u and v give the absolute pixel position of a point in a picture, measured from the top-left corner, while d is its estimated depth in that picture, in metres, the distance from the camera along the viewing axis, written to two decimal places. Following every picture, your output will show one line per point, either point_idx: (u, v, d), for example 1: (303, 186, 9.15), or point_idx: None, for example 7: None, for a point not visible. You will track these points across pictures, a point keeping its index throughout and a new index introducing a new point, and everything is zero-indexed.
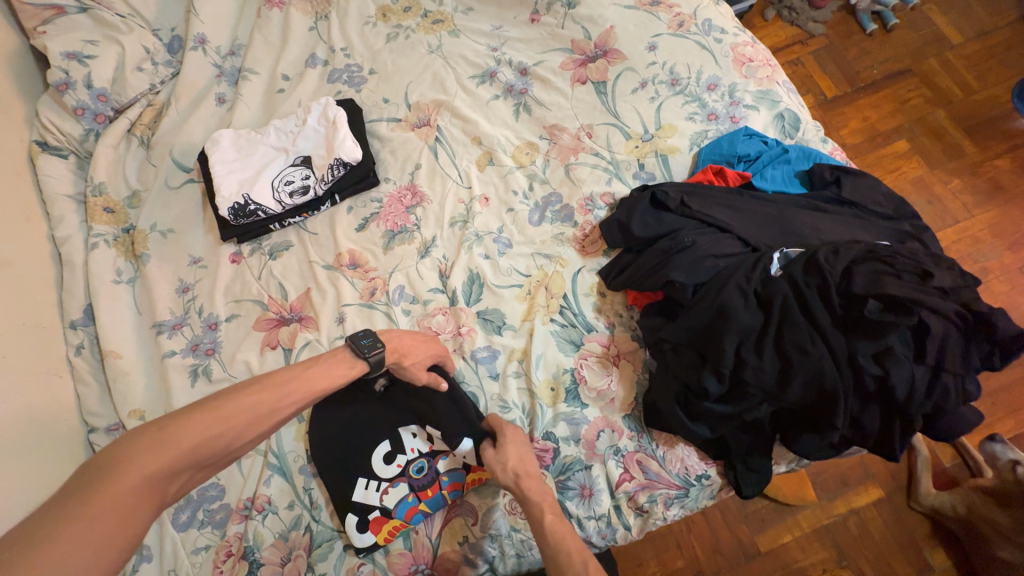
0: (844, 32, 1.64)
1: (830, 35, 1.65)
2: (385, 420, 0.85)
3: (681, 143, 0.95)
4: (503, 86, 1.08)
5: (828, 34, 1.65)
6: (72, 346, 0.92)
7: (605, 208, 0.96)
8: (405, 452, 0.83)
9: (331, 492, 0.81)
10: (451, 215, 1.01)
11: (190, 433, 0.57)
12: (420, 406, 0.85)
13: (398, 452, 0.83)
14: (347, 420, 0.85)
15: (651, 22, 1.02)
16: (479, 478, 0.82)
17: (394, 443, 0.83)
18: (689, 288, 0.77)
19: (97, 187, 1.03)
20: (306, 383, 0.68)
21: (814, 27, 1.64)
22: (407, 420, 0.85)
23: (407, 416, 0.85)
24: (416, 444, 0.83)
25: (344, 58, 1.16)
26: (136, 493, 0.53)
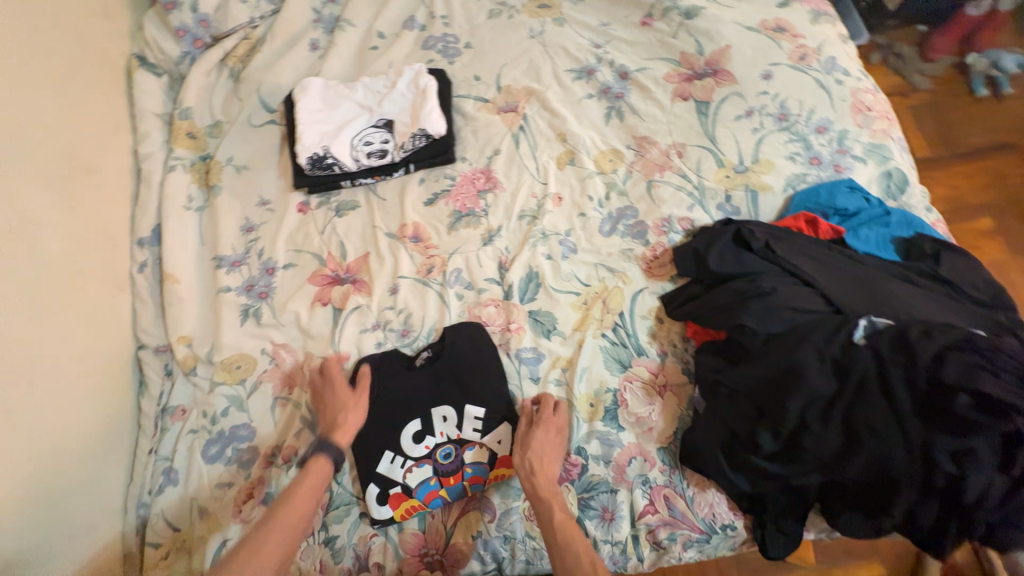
0: (952, 92, 1.54)
1: (936, 91, 1.54)
2: (421, 399, 0.85)
3: (776, 183, 0.91)
4: (600, 86, 1.05)
5: (934, 90, 1.54)
6: (137, 263, 0.94)
7: (682, 233, 0.92)
8: (434, 435, 0.82)
9: (358, 454, 0.82)
10: (521, 208, 0.99)
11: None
12: (457, 389, 0.85)
13: (427, 433, 0.82)
14: (383, 389, 0.85)
15: (772, 48, 0.96)
16: (504, 474, 0.81)
17: (424, 424, 0.83)
18: (760, 336, 0.73)
19: (185, 111, 1.04)
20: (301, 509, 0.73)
21: (920, 79, 1.54)
22: (442, 403, 0.84)
23: (443, 397, 0.85)
24: (446, 429, 0.83)
25: (442, 26, 1.16)
26: None
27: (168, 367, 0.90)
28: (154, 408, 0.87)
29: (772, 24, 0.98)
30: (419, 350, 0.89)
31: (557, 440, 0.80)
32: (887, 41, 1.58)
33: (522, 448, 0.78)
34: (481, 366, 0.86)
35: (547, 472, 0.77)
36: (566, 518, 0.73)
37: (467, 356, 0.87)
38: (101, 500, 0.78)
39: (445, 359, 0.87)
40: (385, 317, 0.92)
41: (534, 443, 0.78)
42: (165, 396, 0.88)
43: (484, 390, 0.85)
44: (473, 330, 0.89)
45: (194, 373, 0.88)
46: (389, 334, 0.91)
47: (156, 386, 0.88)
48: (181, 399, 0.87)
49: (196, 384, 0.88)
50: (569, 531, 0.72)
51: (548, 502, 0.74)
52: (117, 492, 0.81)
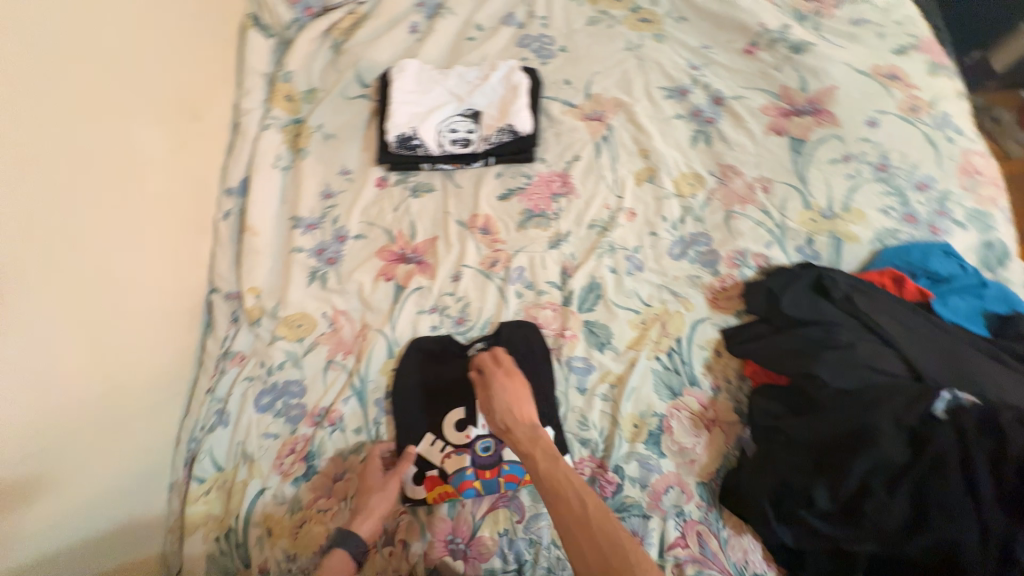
0: None
1: None
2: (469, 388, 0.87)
3: (864, 234, 0.87)
4: (691, 107, 1.03)
5: None
6: (222, 210, 0.99)
7: (754, 269, 0.90)
8: (477, 426, 0.84)
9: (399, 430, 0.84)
10: (592, 217, 0.99)
11: None
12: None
13: (470, 424, 0.84)
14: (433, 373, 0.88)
15: (881, 95, 0.92)
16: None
17: (468, 413, 0.85)
18: (830, 390, 0.71)
19: (286, 74, 1.09)
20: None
21: None
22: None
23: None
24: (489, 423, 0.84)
25: (540, 26, 1.17)
26: None
27: (235, 314, 0.94)
28: (217, 350, 0.91)
29: (885, 71, 0.94)
30: (473, 340, 0.90)
31: (518, 385, 0.80)
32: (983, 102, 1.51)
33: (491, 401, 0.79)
34: (532, 366, 0.87)
35: (523, 420, 0.76)
36: (552, 462, 0.70)
37: (520, 354, 0.87)
38: (159, 427, 0.83)
39: (499, 352, 0.88)
40: (444, 302, 0.93)
41: (496, 396, 0.79)
42: (229, 341, 0.92)
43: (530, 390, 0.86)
44: (529, 331, 0.89)
45: (258, 324, 0.92)
46: (445, 320, 0.92)
47: (222, 329, 0.92)
48: (243, 346, 0.91)
49: (258, 335, 0.91)
50: (557, 476, 0.68)
51: (532, 451, 0.72)
52: (173, 423, 0.85)
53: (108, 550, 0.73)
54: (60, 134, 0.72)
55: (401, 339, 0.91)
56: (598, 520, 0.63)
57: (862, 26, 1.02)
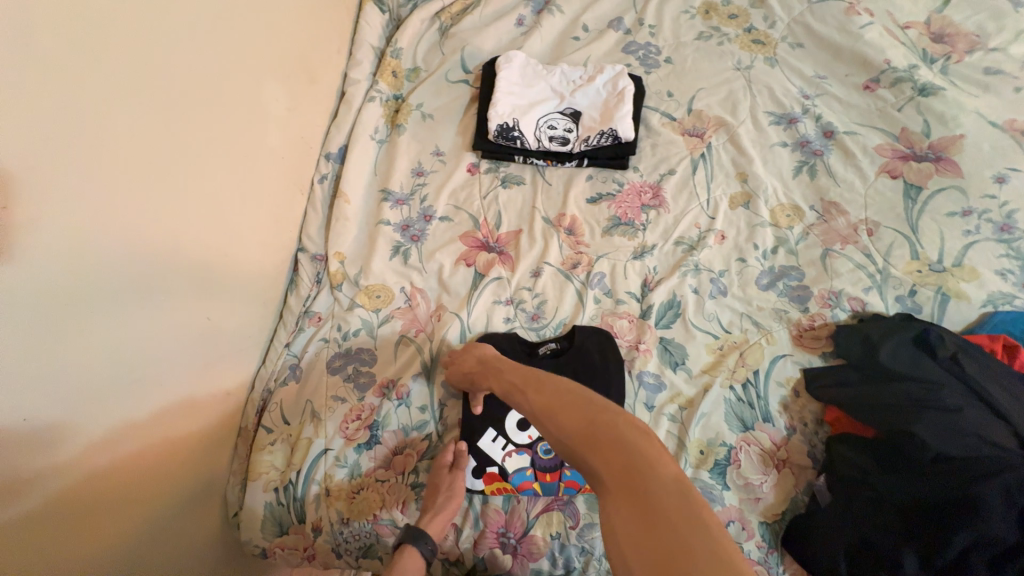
0: None
1: None
2: None
3: (976, 294, 0.82)
4: (798, 136, 1.00)
5: None
6: (318, 173, 1.01)
7: (848, 312, 0.87)
8: None
9: (464, 418, 0.83)
10: (680, 234, 0.97)
11: None
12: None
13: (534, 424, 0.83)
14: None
15: (1014, 153, 0.87)
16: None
17: None
18: (931, 454, 0.67)
19: (395, 50, 1.11)
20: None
21: None
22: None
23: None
24: None
25: (648, 35, 1.16)
26: None
27: (318, 275, 0.97)
28: (298, 307, 0.93)
29: (1020, 127, 0.89)
30: (546, 339, 0.89)
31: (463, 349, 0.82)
32: None
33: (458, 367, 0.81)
34: (602, 373, 0.85)
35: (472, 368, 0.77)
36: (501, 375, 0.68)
37: (593, 361, 0.86)
38: (238, 373, 0.86)
39: (572, 355, 0.87)
40: (520, 295, 0.93)
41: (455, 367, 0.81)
42: (309, 301, 0.94)
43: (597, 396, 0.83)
44: (605, 338, 0.88)
45: (339, 288, 0.94)
46: (519, 314, 0.92)
47: (305, 288, 0.95)
48: (323, 307, 0.93)
49: (338, 298, 0.93)
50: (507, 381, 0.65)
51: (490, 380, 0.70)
52: (251, 371, 0.88)
53: (186, 481, 0.76)
54: (204, 81, 0.75)
55: (476, 326, 0.91)
56: (551, 411, 0.54)
57: (997, 76, 0.96)
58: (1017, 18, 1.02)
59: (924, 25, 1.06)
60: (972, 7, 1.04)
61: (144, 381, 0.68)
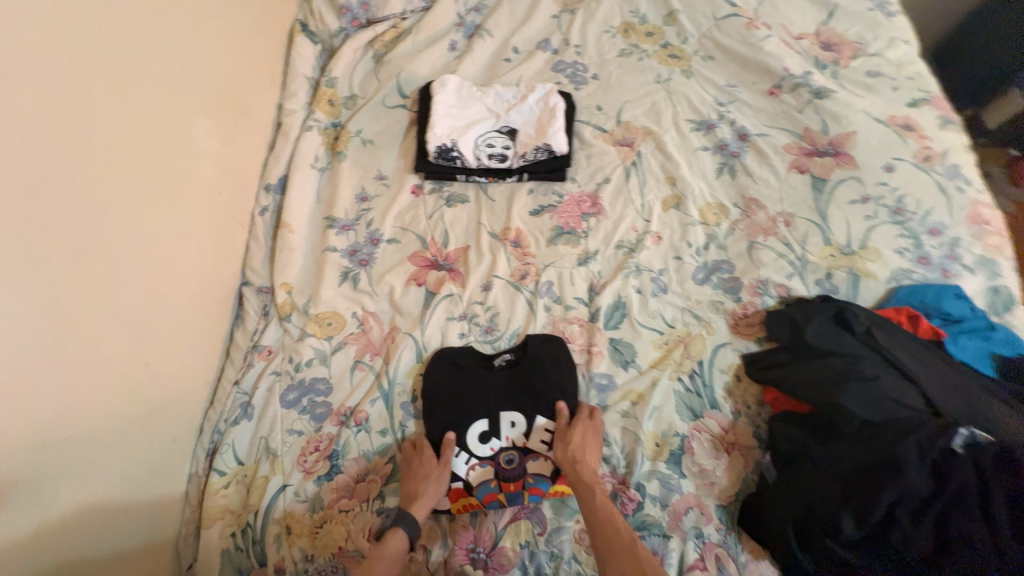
0: None
1: None
2: (497, 398, 0.86)
3: (881, 272, 0.91)
4: (717, 140, 1.08)
5: None
6: (258, 206, 1.00)
7: (776, 298, 0.94)
8: (501, 438, 0.84)
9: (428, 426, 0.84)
10: (620, 238, 1.02)
11: None
12: (531, 398, 0.87)
13: (494, 435, 0.84)
14: (451, 381, 0.87)
15: (898, 144, 0.98)
16: (562, 492, 0.82)
17: (491, 425, 0.84)
18: (858, 421, 0.74)
19: (330, 79, 1.12)
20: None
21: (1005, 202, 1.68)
22: (512, 409, 0.86)
23: (514, 404, 0.86)
24: (513, 435, 0.84)
25: (574, 54, 1.23)
26: None
27: (265, 308, 0.95)
28: (246, 343, 0.91)
29: (900, 121, 1.01)
30: (501, 351, 0.91)
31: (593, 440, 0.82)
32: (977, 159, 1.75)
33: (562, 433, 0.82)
34: (557, 377, 0.87)
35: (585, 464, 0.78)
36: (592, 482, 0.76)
37: (546, 369, 0.88)
38: (184, 419, 0.82)
39: (527, 365, 0.89)
40: (473, 310, 0.95)
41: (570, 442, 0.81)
42: (257, 335, 0.92)
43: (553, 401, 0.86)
44: (558, 344, 0.91)
45: (288, 320, 0.92)
46: (473, 328, 0.94)
47: (252, 322, 0.93)
48: (272, 341, 0.91)
49: (287, 330, 0.92)
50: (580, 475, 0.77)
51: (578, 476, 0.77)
52: (197, 415, 0.85)
53: (127, 539, 0.71)
54: (128, 119, 0.73)
55: (431, 344, 0.91)
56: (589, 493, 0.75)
57: (877, 78, 1.09)
58: (887, 28, 1.17)
59: (815, 35, 1.18)
60: (850, 20, 1.18)
61: (77, 437, 0.64)
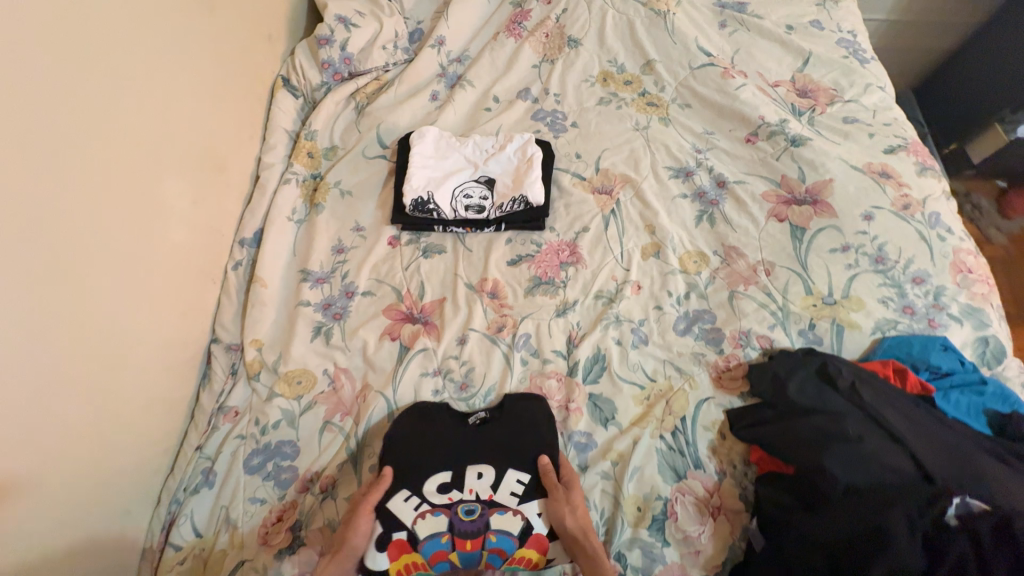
0: None
1: (1011, 248, 1.66)
2: (469, 453, 0.82)
3: (865, 322, 0.89)
4: (695, 188, 1.08)
5: (1009, 246, 1.67)
6: (232, 260, 1.00)
7: (758, 350, 0.91)
8: (463, 489, 0.78)
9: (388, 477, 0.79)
10: (599, 288, 1.00)
11: None
12: (502, 449, 0.83)
13: (456, 485, 0.79)
14: (419, 433, 0.84)
15: (876, 192, 0.97)
16: (529, 558, 0.76)
17: (455, 476, 0.80)
18: (841, 486, 0.70)
19: (310, 132, 1.14)
20: None
21: (996, 233, 1.68)
22: (481, 460, 0.81)
23: (483, 455, 0.82)
24: (477, 487, 0.79)
25: (554, 102, 1.24)
26: None
27: (234, 366, 0.93)
28: (212, 404, 0.89)
29: (878, 168, 1.00)
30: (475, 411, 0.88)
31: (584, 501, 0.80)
32: (964, 190, 1.75)
33: (565, 498, 0.78)
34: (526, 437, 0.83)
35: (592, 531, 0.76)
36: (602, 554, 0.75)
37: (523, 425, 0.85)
38: (135, 491, 0.79)
39: (503, 424, 0.85)
40: (447, 365, 0.93)
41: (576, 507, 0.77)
42: (223, 395, 0.90)
43: (526, 454, 0.82)
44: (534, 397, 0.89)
45: (256, 379, 0.90)
46: (448, 384, 0.91)
47: (218, 382, 0.91)
48: (238, 401, 0.89)
49: (255, 390, 0.89)
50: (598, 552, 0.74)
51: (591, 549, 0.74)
52: (155, 483, 0.82)
53: None
54: (95, 189, 0.73)
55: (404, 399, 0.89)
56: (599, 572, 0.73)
57: (854, 124, 1.09)
58: (862, 74, 1.18)
59: (791, 82, 1.20)
60: (825, 66, 1.20)
61: (21, 520, 0.61)
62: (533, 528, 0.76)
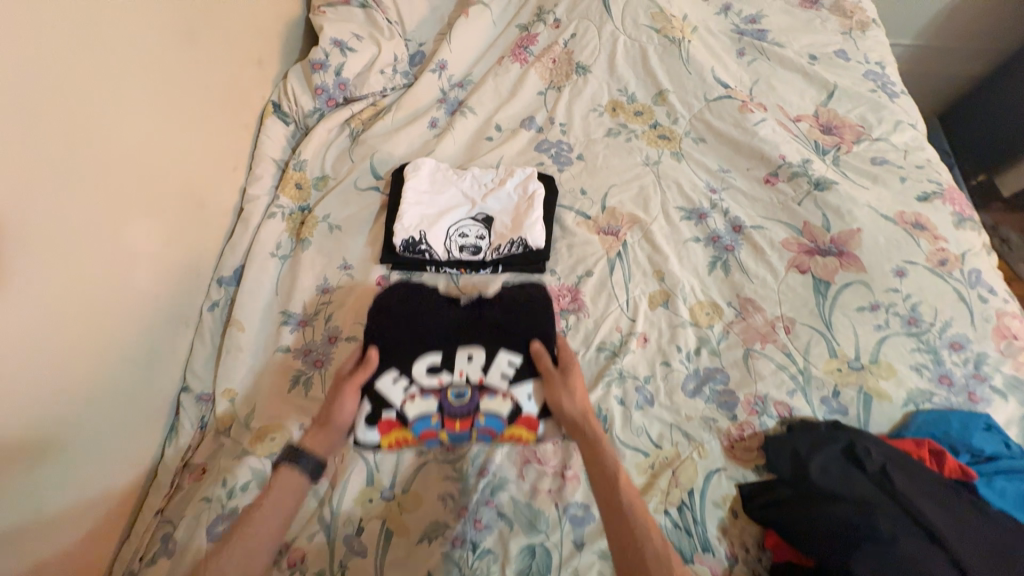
0: None
1: None
2: (456, 338, 0.84)
3: (896, 392, 0.80)
4: (709, 231, 1.00)
5: None
6: (208, 300, 0.94)
7: (776, 418, 0.82)
8: (452, 372, 0.82)
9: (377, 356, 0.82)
10: (601, 339, 0.92)
11: None
12: (491, 331, 0.85)
13: (445, 369, 0.82)
14: (408, 314, 0.85)
15: (909, 245, 0.89)
16: (519, 436, 0.82)
17: (444, 359, 0.82)
18: None
19: (299, 162, 1.08)
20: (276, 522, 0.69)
21: None
22: (468, 343, 0.84)
23: (470, 338, 0.84)
24: (467, 370, 0.82)
25: (559, 133, 1.17)
26: None
27: (203, 419, 0.87)
28: (177, 461, 0.83)
29: (910, 219, 0.92)
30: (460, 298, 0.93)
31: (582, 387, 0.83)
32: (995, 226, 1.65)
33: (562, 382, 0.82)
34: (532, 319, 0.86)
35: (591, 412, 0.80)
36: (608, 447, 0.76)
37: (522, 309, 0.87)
38: (84, 563, 0.73)
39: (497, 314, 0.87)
40: None
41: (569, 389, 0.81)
42: (191, 452, 0.84)
43: (520, 337, 0.85)
44: (524, 286, 0.91)
45: (227, 434, 0.84)
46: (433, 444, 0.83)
47: (185, 436, 0.85)
48: (205, 458, 0.83)
49: (224, 447, 0.83)
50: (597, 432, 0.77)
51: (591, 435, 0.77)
52: (107, 551, 0.76)
53: None
54: (50, 238, 0.67)
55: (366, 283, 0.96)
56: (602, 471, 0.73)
57: (883, 167, 1.01)
58: (892, 111, 1.10)
59: (814, 117, 1.12)
60: (851, 100, 1.12)
61: None
62: (522, 410, 0.82)
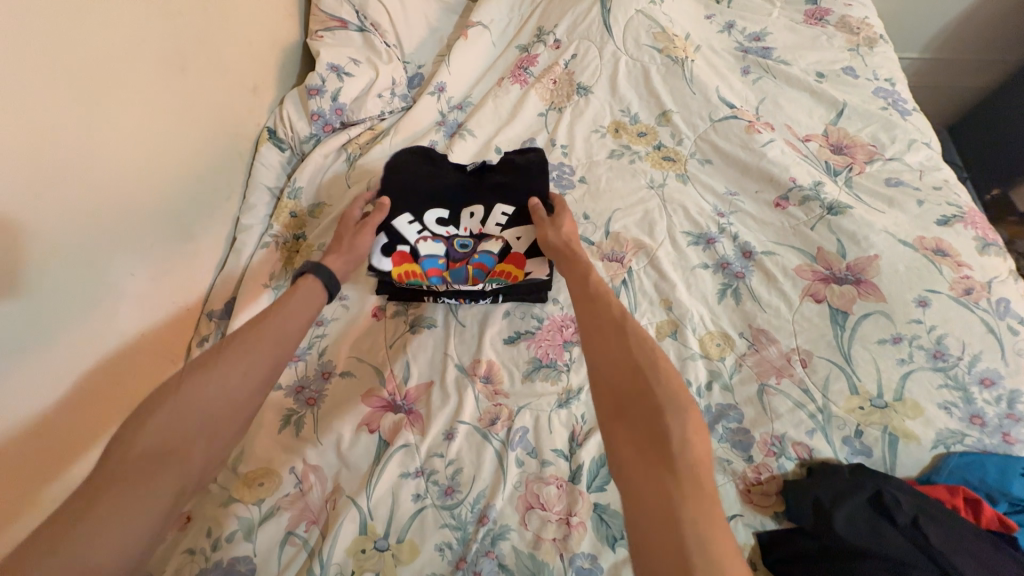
0: None
1: None
2: (459, 196, 0.99)
3: (925, 433, 0.75)
4: (718, 257, 0.96)
5: None
6: (198, 335, 0.91)
7: (795, 461, 0.77)
8: (458, 228, 0.97)
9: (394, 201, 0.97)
10: None
11: (192, 402, 0.65)
12: (496, 190, 1.00)
13: (451, 223, 0.97)
14: (418, 177, 1.00)
15: (930, 273, 0.85)
16: (507, 273, 0.93)
17: (450, 214, 0.98)
18: None
19: (294, 190, 1.06)
20: (280, 334, 0.75)
21: None
22: (472, 202, 0.99)
23: (472, 198, 1.00)
24: (469, 225, 0.97)
25: (561, 155, 1.14)
26: (202, 414, 0.65)
27: None
28: None
29: (930, 244, 0.88)
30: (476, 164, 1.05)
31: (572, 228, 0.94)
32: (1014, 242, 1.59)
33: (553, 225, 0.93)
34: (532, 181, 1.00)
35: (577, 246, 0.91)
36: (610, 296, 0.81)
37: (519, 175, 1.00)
38: None
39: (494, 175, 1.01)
40: (431, 465, 0.80)
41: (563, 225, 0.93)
42: None
43: (518, 192, 0.99)
44: (525, 154, 1.04)
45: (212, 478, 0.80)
46: (430, 488, 0.78)
47: None
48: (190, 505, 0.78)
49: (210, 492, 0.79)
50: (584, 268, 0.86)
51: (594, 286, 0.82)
52: None
53: None
54: (24, 285, 0.63)
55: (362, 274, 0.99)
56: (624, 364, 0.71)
57: (899, 188, 0.97)
58: (905, 129, 1.06)
59: (823, 136, 1.08)
60: (862, 119, 1.09)
61: None
62: (511, 249, 0.95)
